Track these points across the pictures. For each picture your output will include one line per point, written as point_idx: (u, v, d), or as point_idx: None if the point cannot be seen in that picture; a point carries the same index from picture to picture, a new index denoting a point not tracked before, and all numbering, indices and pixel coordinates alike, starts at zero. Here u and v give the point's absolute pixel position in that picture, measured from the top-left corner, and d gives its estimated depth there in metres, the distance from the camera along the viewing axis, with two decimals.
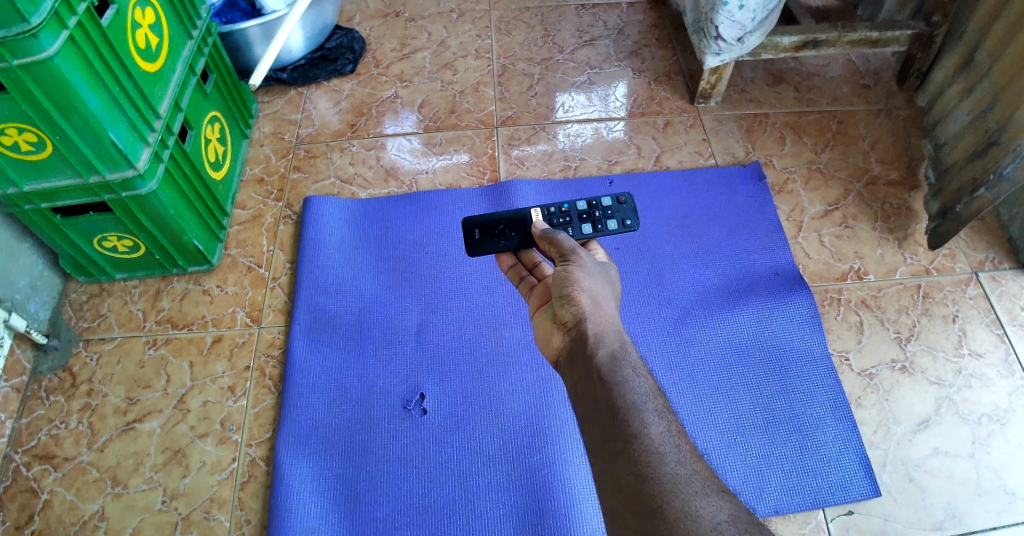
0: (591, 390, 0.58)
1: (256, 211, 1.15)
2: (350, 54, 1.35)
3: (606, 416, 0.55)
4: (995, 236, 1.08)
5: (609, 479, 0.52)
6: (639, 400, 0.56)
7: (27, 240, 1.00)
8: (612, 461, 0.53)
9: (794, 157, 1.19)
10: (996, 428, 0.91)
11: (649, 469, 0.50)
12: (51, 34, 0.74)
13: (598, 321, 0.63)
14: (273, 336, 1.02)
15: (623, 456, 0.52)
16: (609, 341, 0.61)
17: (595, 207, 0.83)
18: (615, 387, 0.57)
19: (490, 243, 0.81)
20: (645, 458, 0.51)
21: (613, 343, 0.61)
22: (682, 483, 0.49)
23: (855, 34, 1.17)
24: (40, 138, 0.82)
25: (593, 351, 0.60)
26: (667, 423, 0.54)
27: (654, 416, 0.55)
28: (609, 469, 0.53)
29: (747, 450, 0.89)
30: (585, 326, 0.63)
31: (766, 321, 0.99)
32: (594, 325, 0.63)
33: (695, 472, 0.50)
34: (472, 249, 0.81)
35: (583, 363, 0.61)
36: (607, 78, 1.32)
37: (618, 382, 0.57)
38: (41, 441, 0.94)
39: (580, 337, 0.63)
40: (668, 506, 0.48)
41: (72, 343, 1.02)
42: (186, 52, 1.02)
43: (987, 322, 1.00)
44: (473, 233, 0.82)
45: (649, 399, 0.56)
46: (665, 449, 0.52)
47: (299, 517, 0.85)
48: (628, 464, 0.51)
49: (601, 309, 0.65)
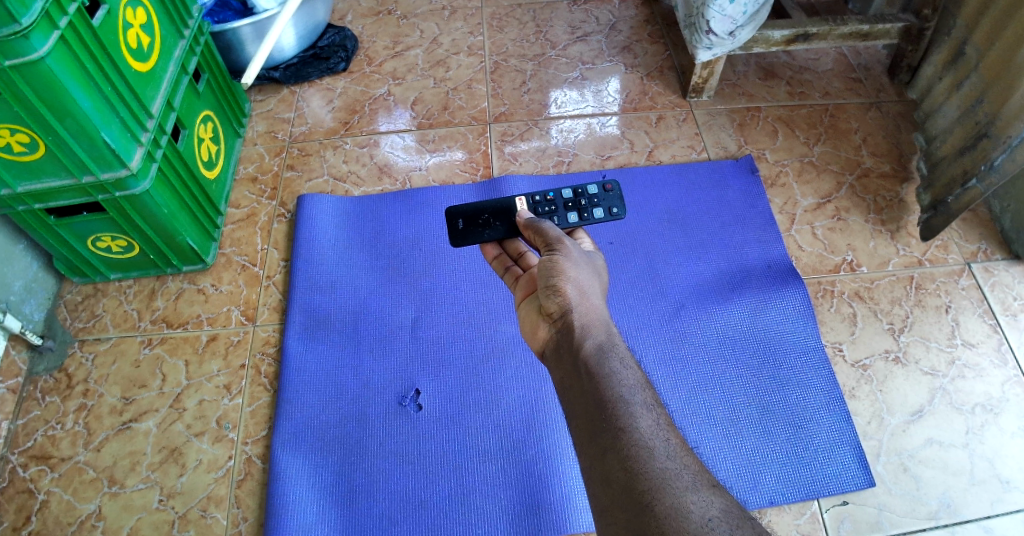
0: (579, 383, 0.58)
1: (250, 210, 1.15)
2: (342, 53, 1.36)
3: (594, 410, 0.56)
4: (987, 227, 1.09)
5: (599, 473, 0.52)
6: (627, 394, 0.56)
7: (20, 241, 1.00)
8: (601, 455, 0.53)
9: (787, 150, 1.20)
10: (989, 418, 0.91)
11: (638, 464, 0.51)
12: (42, 35, 0.74)
13: (584, 312, 0.64)
14: (268, 334, 1.02)
15: (612, 451, 0.52)
16: (597, 333, 0.62)
17: (579, 194, 0.84)
18: (603, 380, 0.57)
19: (475, 234, 0.81)
20: (634, 453, 0.51)
21: (600, 335, 0.62)
22: (672, 478, 0.50)
23: (846, 27, 1.17)
24: (32, 139, 0.82)
25: (580, 343, 0.61)
26: (656, 416, 0.54)
27: (643, 409, 0.55)
28: (598, 464, 0.53)
29: (741, 442, 0.90)
30: (571, 318, 0.64)
31: (759, 314, 0.99)
32: (580, 316, 0.63)
33: (685, 467, 0.51)
34: (457, 241, 0.81)
35: (570, 356, 0.61)
36: (600, 74, 1.32)
37: (606, 375, 0.57)
38: (37, 442, 0.94)
39: (566, 329, 0.64)
40: (658, 502, 0.48)
41: (67, 344, 1.02)
42: (178, 52, 1.02)
43: (980, 313, 1.00)
44: (457, 222, 0.82)
45: (638, 392, 0.56)
46: (655, 444, 0.52)
47: (296, 514, 0.86)
48: (617, 459, 0.52)
49: (587, 301, 0.65)
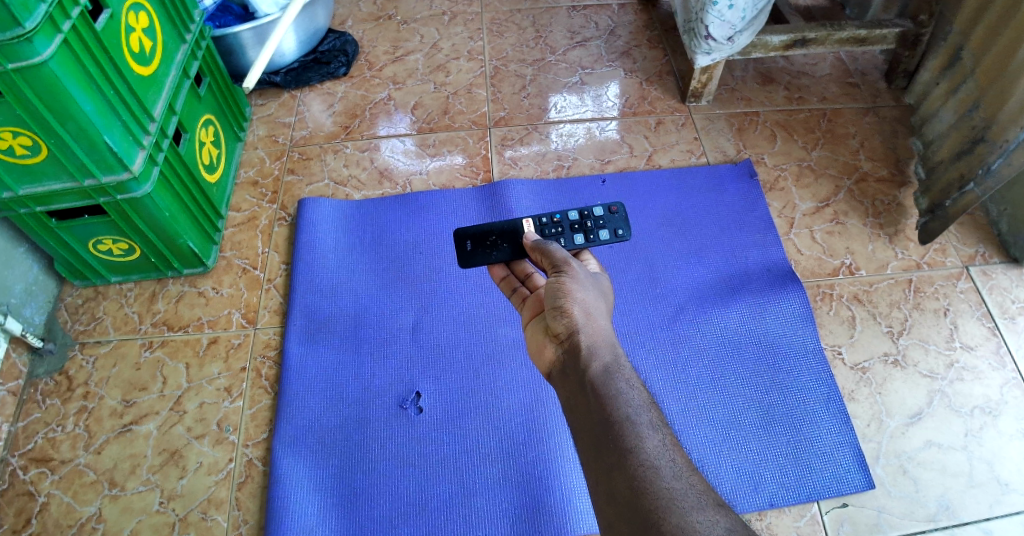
0: (584, 401, 0.59)
1: (251, 213, 1.16)
2: (343, 58, 1.36)
3: (600, 430, 0.56)
4: (984, 230, 1.10)
5: (605, 493, 0.53)
6: (633, 414, 0.56)
7: (21, 244, 1.01)
8: (608, 476, 0.53)
9: (785, 155, 1.20)
10: (987, 421, 0.92)
11: (644, 483, 0.51)
12: (45, 38, 0.75)
13: (591, 333, 0.63)
14: (269, 337, 1.02)
15: (618, 470, 0.52)
16: (603, 354, 0.61)
17: (586, 217, 0.84)
18: (608, 401, 0.57)
19: (482, 255, 0.82)
20: (640, 473, 0.52)
21: (606, 355, 0.61)
22: (677, 497, 0.50)
23: (843, 33, 1.19)
24: (35, 142, 0.82)
25: (587, 365, 0.61)
26: (662, 436, 0.55)
27: (648, 430, 0.55)
28: (604, 485, 0.53)
29: (742, 445, 0.90)
30: (577, 339, 0.63)
31: (759, 318, 1.00)
32: (586, 337, 0.63)
33: (690, 487, 0.51)
34: (464, 262, 0.81)
35: (575, 376, 0.61)
36: (599, 79, 1.33)
37: (612, 395, 0.58)
38: (38, 444, 0.94)
39: (572, 350, 0.63)
40: (664, 520, 0.48)
41: (68, 346, 1.03)
42: (180, 57, 1.03)
43: (978, 316, 1.01)
44: (465, 244, 0.82)
45: (643, 412, 0.57)
46: (661, 464, 0.52)
47: (298, 517, 0.86)
48: (623, 478, 0.52)
49: (594, 321, 0.65)
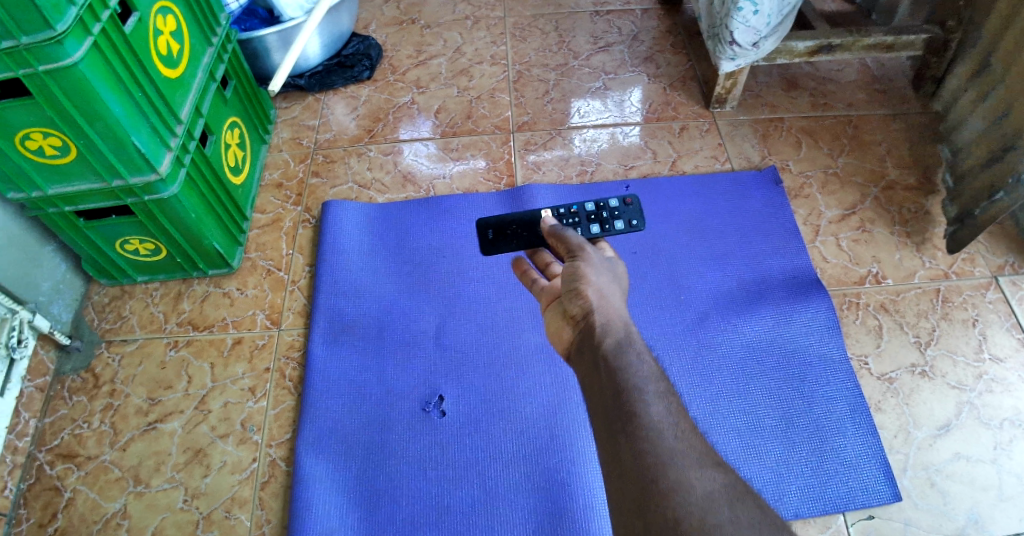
0: (596, 376, 0.59)
1: (275, 215, 1.17)
2: (367, 61, 1.38)
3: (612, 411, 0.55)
4: (1014, 240, 1.08)
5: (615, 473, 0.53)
6: (640, 382, 0.56)
7: (50, 242, 1.02)
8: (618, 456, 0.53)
9: (809, 162, 1.20)
10: (1018, 433, 0.90)
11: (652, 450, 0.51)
12: (76, 41, 0.76)
13: (605, 313, 0.64)
14: (293, 338, 1.03)
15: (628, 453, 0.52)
16: (616, 331, 0.62)
17: (601, 207, 0.84)
18: (620, 372, 0.57)
19: (503, 243, 0.85)
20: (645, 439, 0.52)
21: (619, 332, 0.62)
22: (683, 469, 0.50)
23: (869, 39, 1.18)
24: (64, 142, 0.84)
25: (601, 342, 0.61)
26: (666, 403, 0.54)
27: (654, 397, 0.55)
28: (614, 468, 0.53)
29: (767, 454, 0.89)
30: (592, 318, 0.64)
31: (784, 326, 0.99)
32: (601, 316, 0.64)
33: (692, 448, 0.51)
34: (485, 250, 0.86)
35: (590, 352, 0.62)
36: (622, 84, 1.33)
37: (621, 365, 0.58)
38: (64, 440, 0.95)
39: (588, 329, 0.64)
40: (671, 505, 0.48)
41: (94, 344, 1.04)
42: (206, 59, 1.04)
43: (1007, 327, 0.99)
44: (487, 233, 0.86)
45: (650, 383, 0.57)
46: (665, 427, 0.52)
47: (323, 519, 0.86)
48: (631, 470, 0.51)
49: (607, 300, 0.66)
